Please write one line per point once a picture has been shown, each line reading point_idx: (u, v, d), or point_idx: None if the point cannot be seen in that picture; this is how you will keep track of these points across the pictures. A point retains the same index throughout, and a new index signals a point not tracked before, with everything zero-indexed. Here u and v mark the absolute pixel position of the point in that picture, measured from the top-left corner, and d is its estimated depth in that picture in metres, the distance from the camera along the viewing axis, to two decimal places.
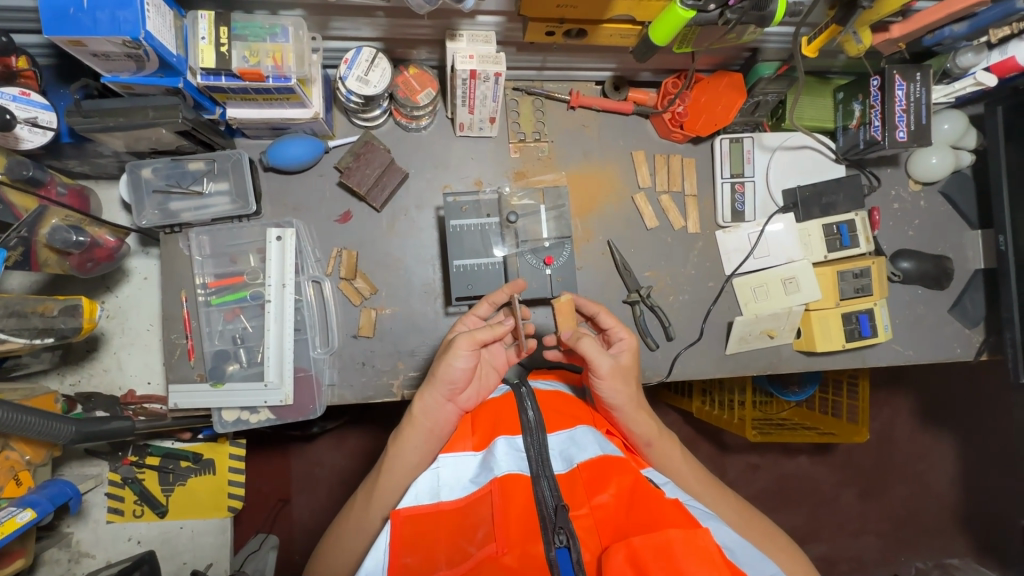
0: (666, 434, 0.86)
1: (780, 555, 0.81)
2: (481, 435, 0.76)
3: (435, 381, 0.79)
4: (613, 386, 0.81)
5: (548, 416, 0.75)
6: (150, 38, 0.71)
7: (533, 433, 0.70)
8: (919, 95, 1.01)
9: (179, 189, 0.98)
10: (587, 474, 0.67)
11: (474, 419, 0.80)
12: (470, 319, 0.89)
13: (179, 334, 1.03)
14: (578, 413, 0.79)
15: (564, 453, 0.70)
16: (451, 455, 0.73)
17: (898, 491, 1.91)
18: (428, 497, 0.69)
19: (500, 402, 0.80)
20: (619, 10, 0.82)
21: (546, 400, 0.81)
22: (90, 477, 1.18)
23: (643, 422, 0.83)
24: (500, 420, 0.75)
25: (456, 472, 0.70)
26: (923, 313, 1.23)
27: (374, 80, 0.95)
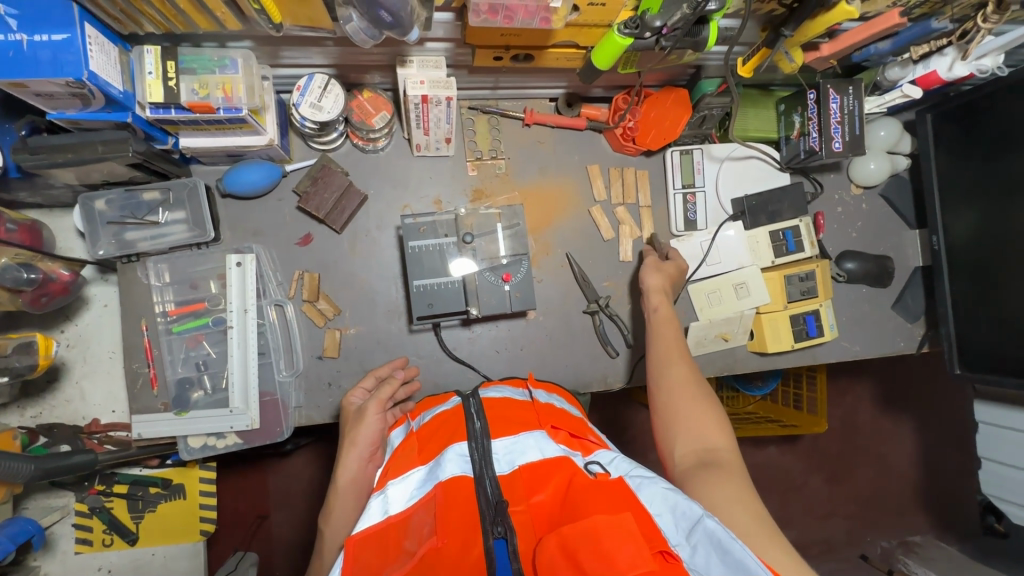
0: (668, 313, 1.02)
1: (707, 433, 0.81)
2: (428, 450, 0.76)
3: (352, 444, 0.87)
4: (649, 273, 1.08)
5: (493, 422, 0.76)
6: (94, 77, 0.72)
7: (477, 440, 0.72)
8: (851, 107, 1.07)
9: (134, 219, 0.98)
10: (529, 473, 0.68)
11: (420, 439, 0.80)
12: (357, 391, 0.98)
13: (141, 362, 1.03)
14: (525, 416, 0.79)
15: (508, 454, 0.71)
16: (400, 474, 0.73)
17: (860, 475, 2.00)
18: (379, 514, 0.69)
19: (448, 417, 0.81)
20: (562, 37, 0.85)
21: (492, 406, 0.81)
22: (56, 510, 1.17)
23: (660, 300, 1.04)
24: (448, 434, 0.76)
25: (403, 487, 0.71)
26: (868, 310, 1.30)
27: (328, 106, 0.96)
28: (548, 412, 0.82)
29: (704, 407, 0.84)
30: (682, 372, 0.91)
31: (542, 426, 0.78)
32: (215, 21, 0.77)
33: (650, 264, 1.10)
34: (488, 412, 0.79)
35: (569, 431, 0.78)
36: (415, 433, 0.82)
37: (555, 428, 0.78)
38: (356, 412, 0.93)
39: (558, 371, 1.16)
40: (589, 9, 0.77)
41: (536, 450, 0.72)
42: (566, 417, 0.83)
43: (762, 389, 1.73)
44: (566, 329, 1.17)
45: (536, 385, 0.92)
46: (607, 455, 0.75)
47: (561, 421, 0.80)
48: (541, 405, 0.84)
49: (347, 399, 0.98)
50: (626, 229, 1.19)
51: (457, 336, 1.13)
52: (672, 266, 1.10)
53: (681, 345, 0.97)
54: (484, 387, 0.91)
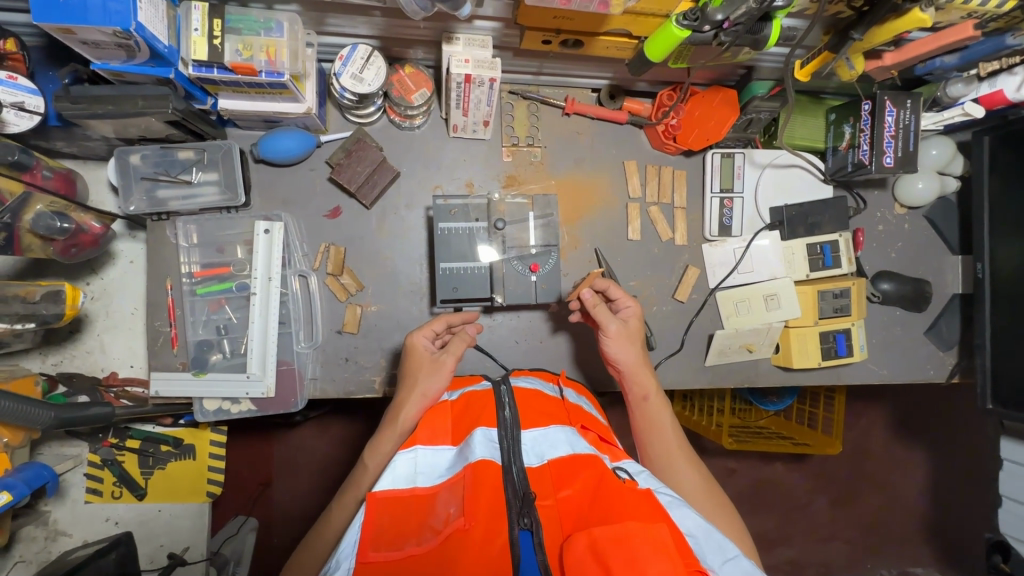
0: (660, 401, 0.94)
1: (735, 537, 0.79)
2: (460, 430, 0.76)
3: (422, 394, 0.85)
4: (619, 345, 0.96)
5: (523, 411, 0.76)
6: (141, 29, 0.71)
7: (507, 428, 0.71)
8: (908, 121, 1.03)
9: (167, 177, 0.97)
10: (559, 468, 0.66)
11: (456, 412, 0.81)
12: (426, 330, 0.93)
13: (163, 321, 1.03)
14: (554, 411, 0.78)
15: (537, 448, 0.70)
16: (432, 444, 0.73)
17: (869, 500, 1.96)
18: (405, 482, 0.68)
19: (480, 400, 0.79)
20: (616, 24, 0.82)
21: (523, 395, 0.80)
22: (69, 458, 1.19)
23: (642, 379, 0.95)
24: (479, 415, 0.75)
25: (433, 461, 0.71)
26: (899, 334, 1.26)
27: (369, 78, 0.94)
28: (576, 411, 0.81)
29: (723, 515, 0.81)
30: (692, 481, 0.85)
31: (571, 423, 0.77)
32: None
33: (613, 334, 0.96)
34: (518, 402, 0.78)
35: (598, 433, 0.77)
36: (447, 403, 0.83)
37: (585, 427, 0.77)
38: (432, 361, 0.89)
39: (575, 368, 1.15)
40: None
41: (567, 446, 0.70)
42: (594, 419, 0.82)
43: (778, 404, 1.69)
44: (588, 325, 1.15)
45: (566, 383, 0.92)
46: (635, 466, 0.73)
47: (589, 422, 0.78)
48: (570, 404, 0.83)
49: (414, 337, 0.92)
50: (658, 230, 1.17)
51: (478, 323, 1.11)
52: (625, 337, 0.97)
53: (680, 440, 0.90)
54: (514, 376, 0.90)
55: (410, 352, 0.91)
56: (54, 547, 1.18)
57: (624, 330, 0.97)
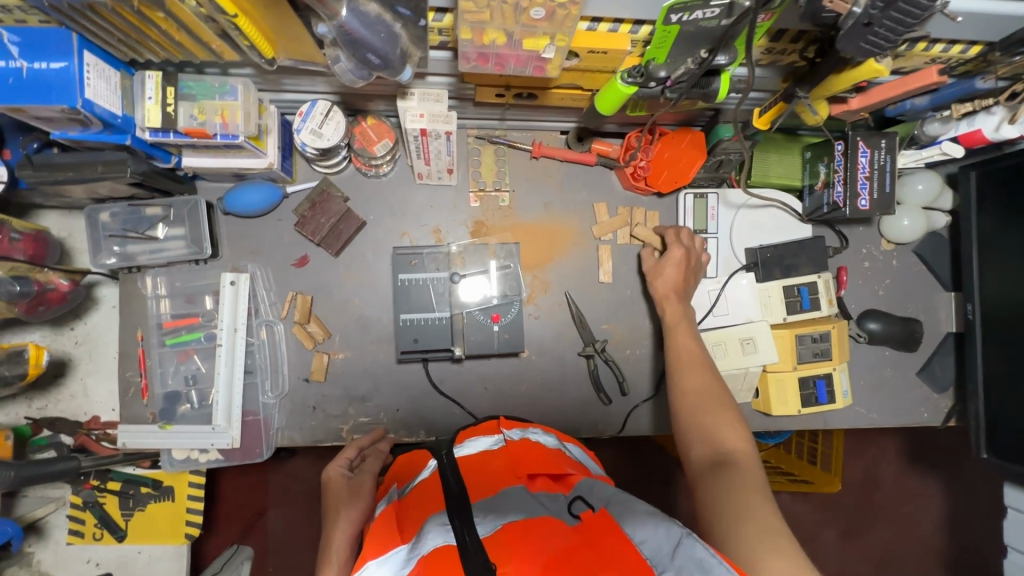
0: (679, 313, 1.02)
1: (727, 433, 0.82)
2: (407, 522, 0.67)
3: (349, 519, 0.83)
4: (663, 276, 1.05)
5: (470, 475, 0.72)
6: (89, 105, 0.73)
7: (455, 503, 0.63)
8: (883, 162, 0.99)
9: (134, 234, 1.00)
10: (513, 536, 0.60)
11: (400, 512, 0.70)
12: (341, 459, 0.95)
13: (134, 372, 1.04)
14: (498, 468, 0.73)
15: (487, 516, 0.63)
16: (381, 554, 0.61)
17: (882, 534, 1.86)
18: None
19: (425, 487, 0.74)
20: (565, 79, 0.81)
21: (468, 467, 0.75)
22: (51, 501, 1.22)
23: (671, 305, 1.03)
24: (426, 505, 0.69)
25: (385, 569, 0.58)
26: (889, 375, 1.21)
27: (328, 133, 0.95)
28: (522, 454, 0.76)
29: (721, 411, 0.85)
30: (697, 380, 0.91)
31: (518, 477, 0.70)
32: (211, 52, 0.76)
33: (649, 269, 1.07)
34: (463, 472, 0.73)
35: (548, 473, 0.71)
36: (394, 504, 0.72)
37: (532, 475, 0.70)
38: (352, 485, 0.90)
39: (549, 413, 1.12)
40: (590, 56, 0.73)
41: (519, 506, 0.64)
42: (543, 453, 0.76)
43: (775, 439, 1.63)
44: (561, 371, 1.13)
45: (507, 428, 0.86)
46: (590, 484, 0.69)
47: (535, 464, 0.72)
48: (514, 447, 0.77)
49: (330, 470, 0.93)
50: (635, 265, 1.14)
51: (445, 369, 1.10)
52: (674, 266, 1.05)
53: (696, 350, 0.96)
54: (456, 442, 0.84)
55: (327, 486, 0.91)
56: None
57: (661, 262, 1.06)
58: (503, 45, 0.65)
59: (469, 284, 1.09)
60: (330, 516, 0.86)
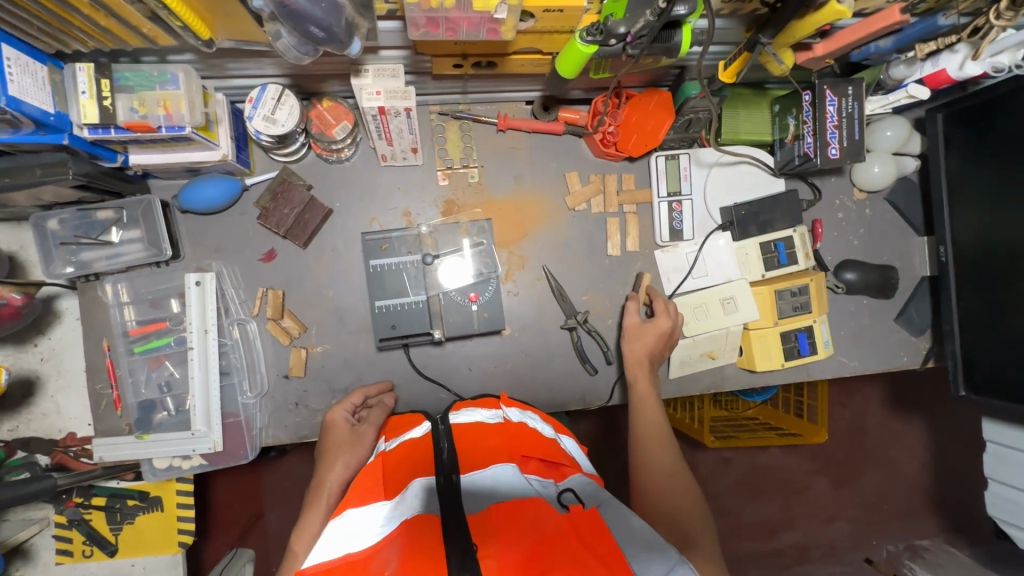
0: (647, 388, 1.02)
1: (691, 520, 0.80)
2: (393, 479, 0.68)
3: (347, 460, 0.89)
4: (635, 344, 1.05)
5: (461, 450, 0.71)
6: (15, 102, 0.68)
7: (445, 473, 0.64)
8: (851, 109, 0.97)
9: (87, 240, 0.95)
10: (500, 516, 0.59)
11: (388, 462, 0.71)
12: (344, 405, 0.98)
13: (104, 384, 1.01)
14: (495, 443, 0.73)
15: (476, 490, 0.64)
16: (363, 504, 0.63)
17: (868, 478, 1.92)
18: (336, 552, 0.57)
19: (417, 448, 0.73)
20: (522, 43, 0.78)
21: (463, 437, 0.74)
22: (35, 522, 1.19)
23: (642, 373, 1.03)
24: (416, 464, 0.69)
25: (364, 522, 0.60)
26: (869, 323, 1.22)
27: (282, 119, 0.91)
28: (518, 434, 0.76)
29: (683, 493, 0.85)
30: (661, 458, 0.90)
31: (512, 456, 0.71)
32: (144, 37, 0.72)
33: (631, 329, 1.07)
34: (457, 444, 0.72)
35: (540, 457, 0.72)
36: (384, 455, 0.74)
37: (525, 456, 0.72)
38: (352, 435, 0.93)
39: (535, 388, 1.12)
40: (545, 15, 0.69)
41: (509, 489, 0.64)
42: (537, 439, 0.76)
43: (762, 395, 1.66)
44: (545, 346, 1.12)
45: (508, 404, 0.85)
46: (582, 483, 0.71)
47: (529, 446, 0.73)
48: (511, 427, 0.77)
49: (332, 413, 0.97)
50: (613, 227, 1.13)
51: (428, 354, 1.08)
52: (654, 334, 1.05)
53: (663, 425, 0.96)
54: (453, 411, 0.84)
55: (330, 429, 0.95)
56: None
57: (645, 325, 1.06)
58: (452, 7, 0.62)
59: (445, 265, 1.07)
60: (328, 455, 0.91)
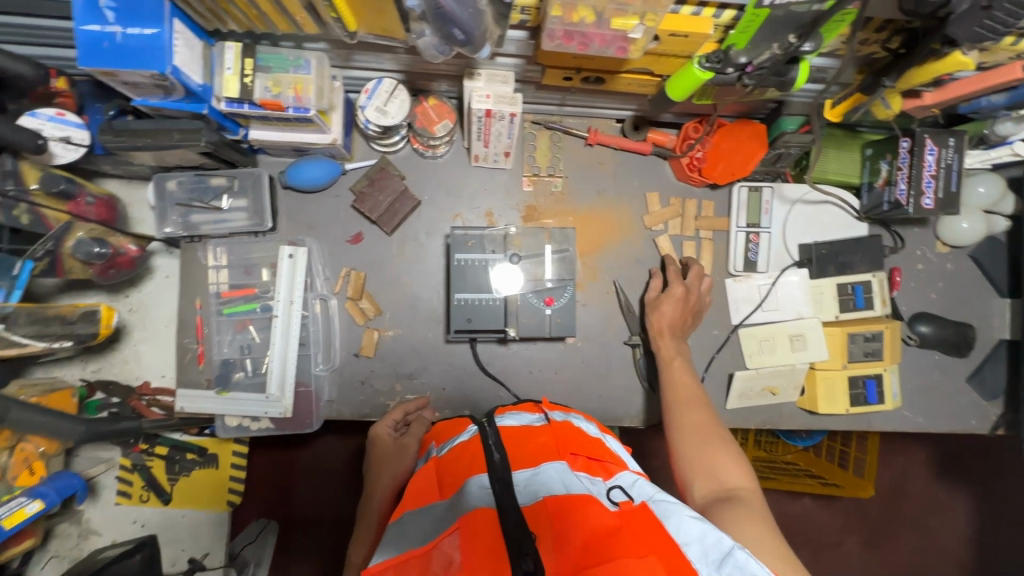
0: (672, 354, 1.01)
1: (731, 470, 0.79)
2: (448, 482, 0.68)
3: (392, 477, 0.91)
4: (658, 310, 1.05)
5: (512, 447, 0.70)
6: (176, 72, 0.74)
7: (497, 471, 0.64)
8: (951, 161, 0.97)
9: (200, 203, 1.02)
10: (554, 507, 0.60)
11: (441, 465, 0.72)
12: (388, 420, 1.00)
13: (190, 338, 1.08)
14: (544, 441, 0.72)
15: (529, 486, 0.63)
16: (418, 507, 0.66)
17: (905, 544, 1.83)
18: (397, 551, 0.60)
19: (466, 448, 0.72)
20: (638, 63, 0.81)
21: (513, 436, 0.73)
22: (103, 462, 1.25)
23: (666, 342, 1.03)
24: (468, 464, 0.68)
25: (423, 522, 0.63)
26: (938, 380, 1.19)
27: (392, 111, 0.96)
28: (565, 432, 0.75)
29: (721, 448, 0.82)
30: (693, 417, 0.88)
31: (562, 454, 0.70)
32: (293, 22, 0.77)
33: (650, 302, 1.07)
34: (507, 441, 0.72)
35: (588, 455, 0.71)
36: (435, 460, 0.74)
37: (575, 454, 0.70)
38: (395, 448, 0.95)
39: (591, 399, 1.12)
40: (670, 39, 0.72)
41: (560, 481, 0.63)
42: (582, 437, 0.75)
43: (806, 441, 1.62)
44: (605, 359, 1.13)
45: (550, 408, 0.85)
46: (629, 478, 0.69)
47: (577, 445, 0.72)
48: (558, 427, 0.76)
49: (377, 428, 0.98)
50: (688, 249, 1.14)
51: (493, 352, 1.11)
52: (673, 302, 1.05)
53: (693, 386, 0.95)
54: (498, 413, 0.83)
55: (374, 443, 0.97)
56: (85, 545, 1.24)
57: (660, 297, 1.06)
58: (591, 24, 0.66)
59: (501, 271, 1.04)
60: (374, 470, 0.94)
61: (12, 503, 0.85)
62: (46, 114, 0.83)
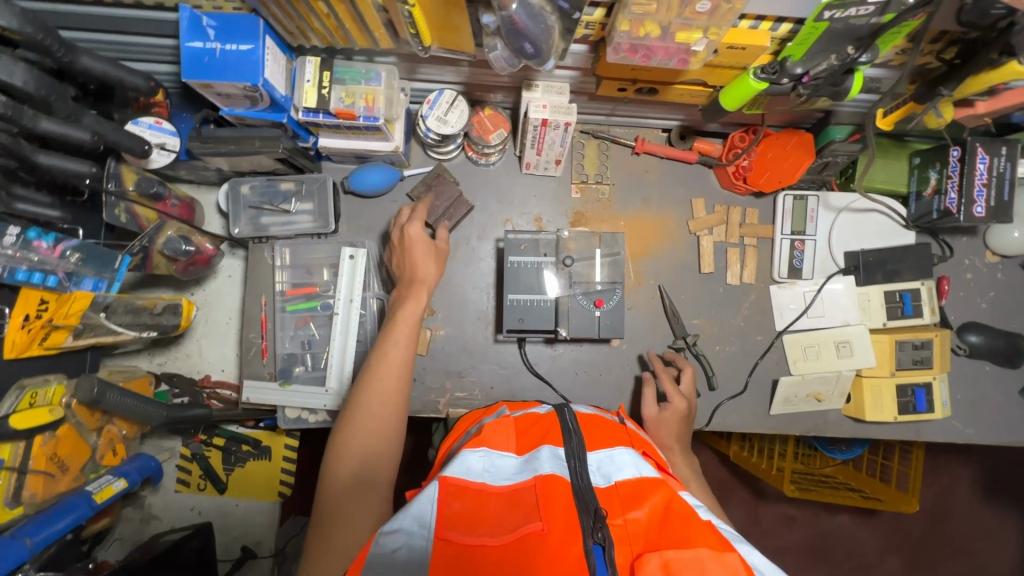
0: (679, 411, 1.01)
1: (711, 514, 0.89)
2: (524, 440, 0.71)
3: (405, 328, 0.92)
4: (665, 421, 1.00)
5: (588, 430, 0.72)
6: (266, 84, 0.81)
7: (574, 443, 0.66)
8: (1002, 169, 0.98)
9: (269, 206, 1.10)
10: (626, 490, 0.60)
11: (518, 424, 0.76)
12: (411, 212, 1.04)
13: (255, 333, 1.13)
14: (618, 435, 0.74)
15: (602, 467, 0.65)
16: (496, 448, 0.68)
17: (950, 564, 1.78)
18: (476, 474, 0.64)
19: (543, 420, 0.75)
20: (692, 75, 0.85)
21: (589, 424, 0.76)
22: (165, 450, 1.32)
23: (675, 458, 0.97)
24: (545, 432, 0.71)
25: (501, 466, 0.66)
26: (988, 391, 1.17)
27: (452, 121, 1.01)
28: (637, 437, 0.76)
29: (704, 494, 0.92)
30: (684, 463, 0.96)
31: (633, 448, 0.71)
32: (371, 38, 0.83)
33: (651, 419, 1.01)
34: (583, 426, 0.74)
35: (659, 460, 0.71)
36: (510, 418, 0.78)
37: (647, 454, 0.71)
38: (430, 247, 1.02)
39: (635, 401, 1.15)
40: (726, 52, 0.76)
41: (634, 466, 0.64)
42: (652, 445, 0.76)
43: (847, 453, 1.60)
44: (649, 362, 1.15)
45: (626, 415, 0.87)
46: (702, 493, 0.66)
47: (649, 448, 0.73)
48: (631, 431, 0.77)
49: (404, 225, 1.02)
50: (733, 255, 1.16)
51: (540, 352, 1.15)
52: (676, 417, 1.00)
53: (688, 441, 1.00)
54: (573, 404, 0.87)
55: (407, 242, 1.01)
56: (147, 529, 1.31)
57: (663, 413, 1.01)
58: (656, 37, 0.70)
59: (546, 276, 1.07)
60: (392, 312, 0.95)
61: (101, 480, 0.92)
62: (146, 123, 0.92)
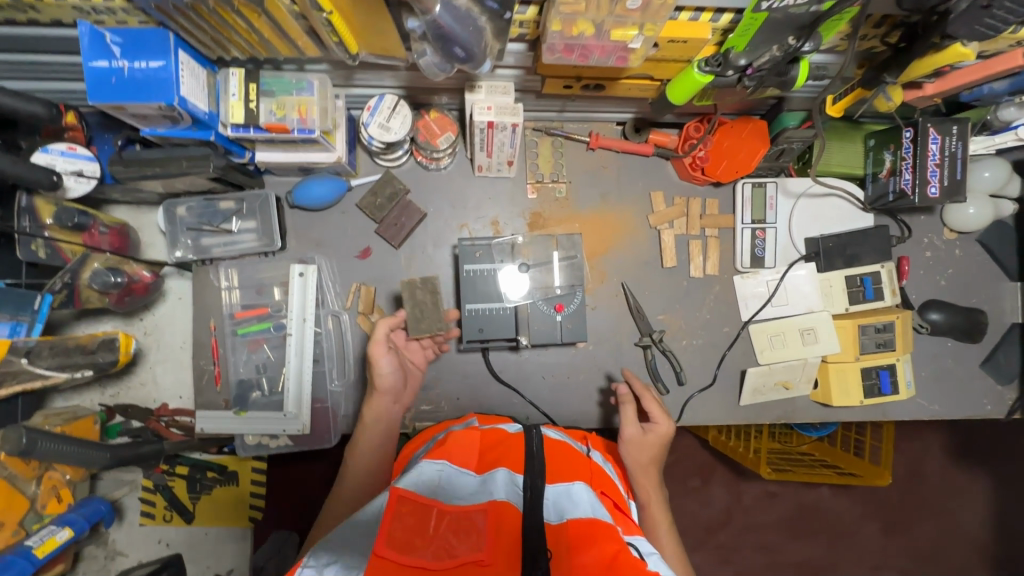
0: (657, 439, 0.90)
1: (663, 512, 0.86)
2: (486, 458, 0.69)
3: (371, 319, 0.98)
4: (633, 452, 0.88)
5: (550, 458, 0.70)
6: (184, 102, 0.76)
7: (532, 474, 0.64)
8: (954, 149, 0.97)
9: (209, 227, 1.04)
10: (577, 529, 0.57)
11: (484, 440, 0.73)
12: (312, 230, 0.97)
13: (207, 360, 1.08)
14: (580, 466, 0.71)
15: (556, 502, 0.62)
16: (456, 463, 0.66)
17: (926, 529, 1.82)
18: (428, 484, 0.61)
19: (508, 440, 0.73)
20: (638, 69, 0.82)
21: (555, 449, 0.73)
22: (126, 483, 1.26)
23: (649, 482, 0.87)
24: (507, 455, 0.69)
25: (457, 483, 0.63)
26: (951, 366, 1.19)
27: (395, 127, 0.97)
28: (599, 473, 0.74)
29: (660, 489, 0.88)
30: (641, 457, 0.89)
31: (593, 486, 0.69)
32: (295, 47, 0.78)
33: (632, 441, 0.89)
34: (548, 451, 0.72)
35: (615, 503, 0.69)
36: (477, 431, 0.76)
37: (604, 494, 0.69)
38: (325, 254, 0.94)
39: (604, 401, 1.13)
40: (668, 45, 0.73)
41: (590, 506, 0.61)
42: (612, 486, 0.73)
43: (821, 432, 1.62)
44: (617, 361, 1.13)
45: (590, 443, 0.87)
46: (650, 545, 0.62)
47: (608, 488, 0.71)
48: (593, 465, 0.75)
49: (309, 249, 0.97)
50: (695, 248, 1.15)
51: (505, 359, 1.12)
52: (656, 439, 0.90)
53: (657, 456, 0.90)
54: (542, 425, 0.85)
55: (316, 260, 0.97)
56: (112, 566, 1.26)
57: (646, 432, 0.91)
58: (590, 36, 0.66)
59: (507, 273, 1.05)
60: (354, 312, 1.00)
61: (44, 531, 0.89)
62: (58, 150, 0.85)
